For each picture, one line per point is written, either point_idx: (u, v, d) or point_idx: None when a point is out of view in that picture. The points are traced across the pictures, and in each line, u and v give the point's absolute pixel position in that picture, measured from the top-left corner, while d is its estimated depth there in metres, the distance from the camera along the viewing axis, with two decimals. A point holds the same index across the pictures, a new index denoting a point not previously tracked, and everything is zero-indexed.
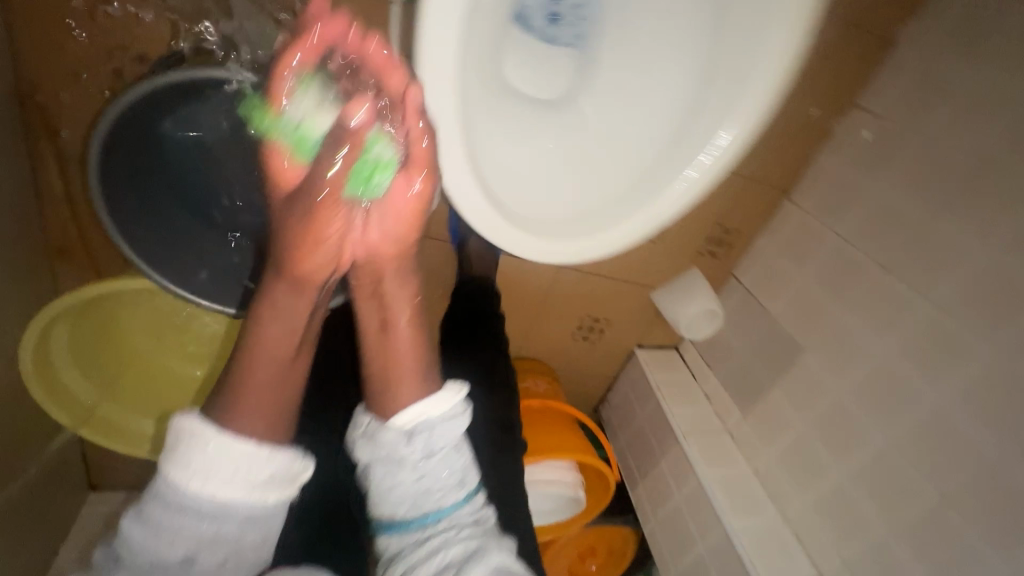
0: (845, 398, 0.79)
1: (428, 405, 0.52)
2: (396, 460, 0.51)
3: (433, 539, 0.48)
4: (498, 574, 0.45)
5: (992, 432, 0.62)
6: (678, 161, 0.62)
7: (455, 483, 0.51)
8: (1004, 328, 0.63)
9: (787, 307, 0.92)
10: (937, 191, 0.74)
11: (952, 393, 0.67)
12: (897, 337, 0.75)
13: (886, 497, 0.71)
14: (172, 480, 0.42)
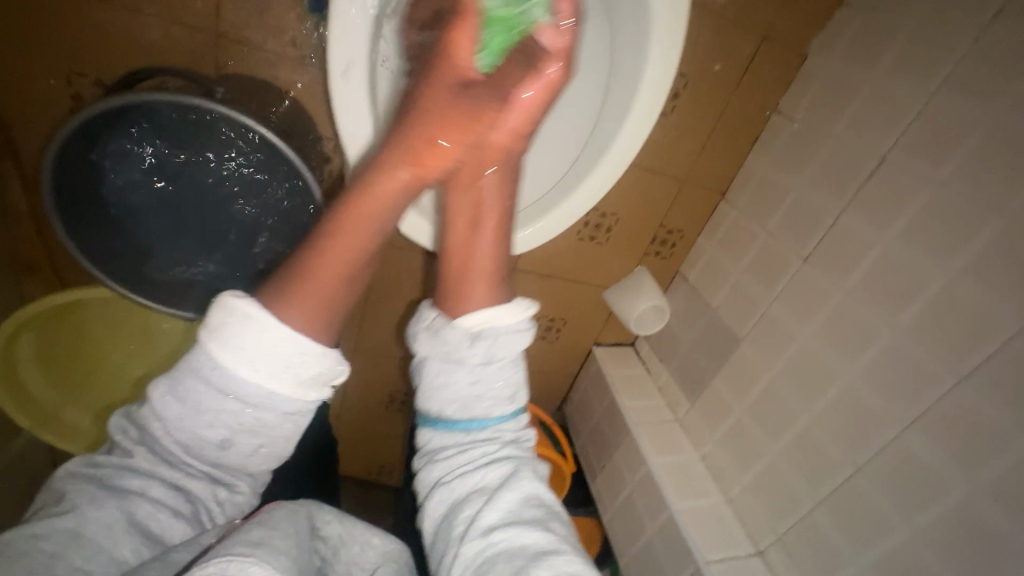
0: (775, 383, 0.87)
1: (495, 318, 0.58)
2: (458, 365, 0.58)
3: (477, 449, 0.58)
4: (525, 499, 0.54)
5: (891, 406, 0.70)
6: (591, 154, 0.74)
7: (502, 397, 0.59)
8: (900, 312, 0.71)
9: (724, 303, 1.01)
10: (847, 187, 0.81)
11: (859, 372, 0.75)
12: (816, 326, 0.82)
13: (809, 470, 0.79)
14: (217, 360, 0.46)
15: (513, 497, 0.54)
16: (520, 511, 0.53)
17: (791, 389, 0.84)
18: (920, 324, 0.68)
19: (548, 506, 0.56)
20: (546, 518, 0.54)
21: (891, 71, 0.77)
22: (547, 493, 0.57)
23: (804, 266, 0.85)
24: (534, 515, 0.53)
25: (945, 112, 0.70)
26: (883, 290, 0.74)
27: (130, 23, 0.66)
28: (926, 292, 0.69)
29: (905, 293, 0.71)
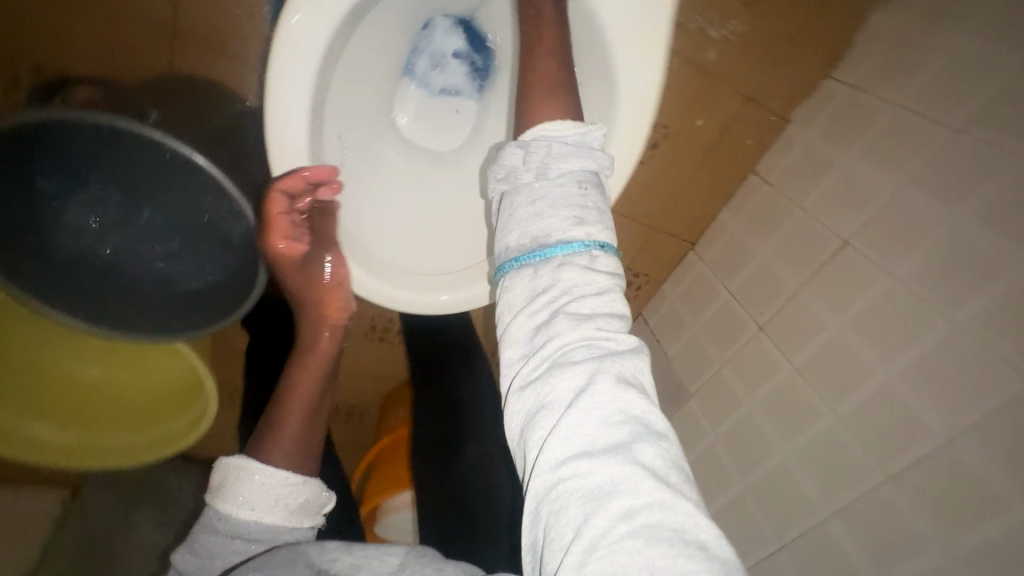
0: (716, 444, 0.88)
1: (549, 127, 0.47)
2: (523, 185, 0.46)
3: (553, 337, 0.41)
4: (607, 417, 0.38)
5: (819, 489, 0.71)
6: None
7: (572, 220, 0.43)
8: (840, 398, 0.71)
9: (679, 354, 1.01)
10: (808, 264, 0.81)
11: (797, 451, 0.75)
12: (762, 396, 0.82)
13: (736, 537, 0.80)
14: (223, 510, 0.54)
15: (595, 412, 0.38)
16: (601, 436, 0.38)
17: (731, 455, 0.85)
18: (860, 414, 0.69)
19: (643, 417, 0.39)
20: (637, 444, 0.37)
21: (866, 155, 0.77)
22: (643, 406, 0.40)
23: (759, 333, 0.86)
24: (620, 439, 0.37)
25: (910, 208, 0.70)
26: (829, 372, 0.74)
27: (86, 12, 0.62)
28: (869, 383, 0.69)
29: (850, 381, 0.71)
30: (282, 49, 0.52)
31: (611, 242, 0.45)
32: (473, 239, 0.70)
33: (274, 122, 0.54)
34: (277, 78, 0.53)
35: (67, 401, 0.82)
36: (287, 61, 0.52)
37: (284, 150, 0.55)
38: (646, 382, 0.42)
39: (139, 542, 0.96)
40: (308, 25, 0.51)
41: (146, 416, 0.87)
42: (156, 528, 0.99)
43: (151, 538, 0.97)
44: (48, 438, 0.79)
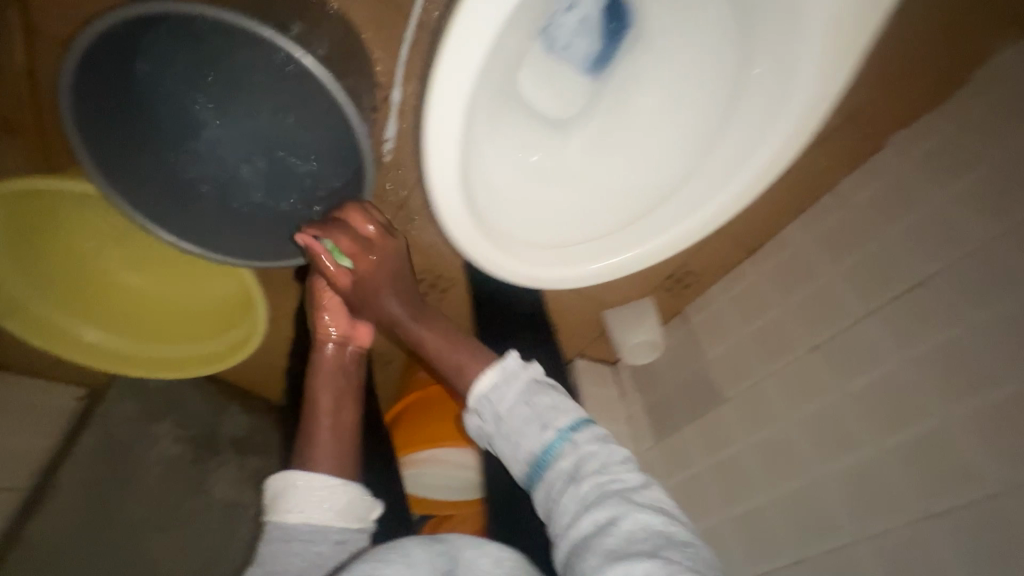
0: (745, 453, 0.88)
1: (480, 383, 0.62)
2: (495, 421, 0.59)
3: (569, 499, 0.52)
4: (631, 539, 0.48)
5: (852, 513, 0.72)
6: (672, 211, 0.62)
7: (540, 431, 0.57)
8: (890, 430, 0.72)
9: (717, 359, 1.00)
10: (877, 293, 0.80)
11: (833, 473, 0.76)
12: (802, 416, 0.82)
13: (752, 545, 0.82)
14: (282, 515, 0.63)
15: (622, 538, 0.48)
16: (629, 548, 0.47)
17: (760, 466, 0.85)
18: (906, 453, 0.69)
19: (663, 530, 0.49)
20: (661, 550, 0.47)
21: (964, 193, 0.75)
22: (661, 518, 0.50)
23: (808, 354, 0.86)
24: (646, 549, 0.47)
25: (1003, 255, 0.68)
26: (879, 406, 0.74)
27: None
28: (919, 425, 0.69)
29: (902, 418, 0.71)
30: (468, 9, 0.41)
31: (577, 418, 0.58)
32: (575, 218, 0.65)
33: (437, 103, 0.44)
34: (450, 48, 0.42)
35: (112, 306, 0.82)
36: (473, 30, 0.41)
37: (447, 137, 0.46)
38: (659, 499, 0.53)
39: (160, 452, 0.97)
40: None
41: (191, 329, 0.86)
42: (176, 441, 0.99)
43: (170, 450, 0.98)
44: (96, 339, 0.80)
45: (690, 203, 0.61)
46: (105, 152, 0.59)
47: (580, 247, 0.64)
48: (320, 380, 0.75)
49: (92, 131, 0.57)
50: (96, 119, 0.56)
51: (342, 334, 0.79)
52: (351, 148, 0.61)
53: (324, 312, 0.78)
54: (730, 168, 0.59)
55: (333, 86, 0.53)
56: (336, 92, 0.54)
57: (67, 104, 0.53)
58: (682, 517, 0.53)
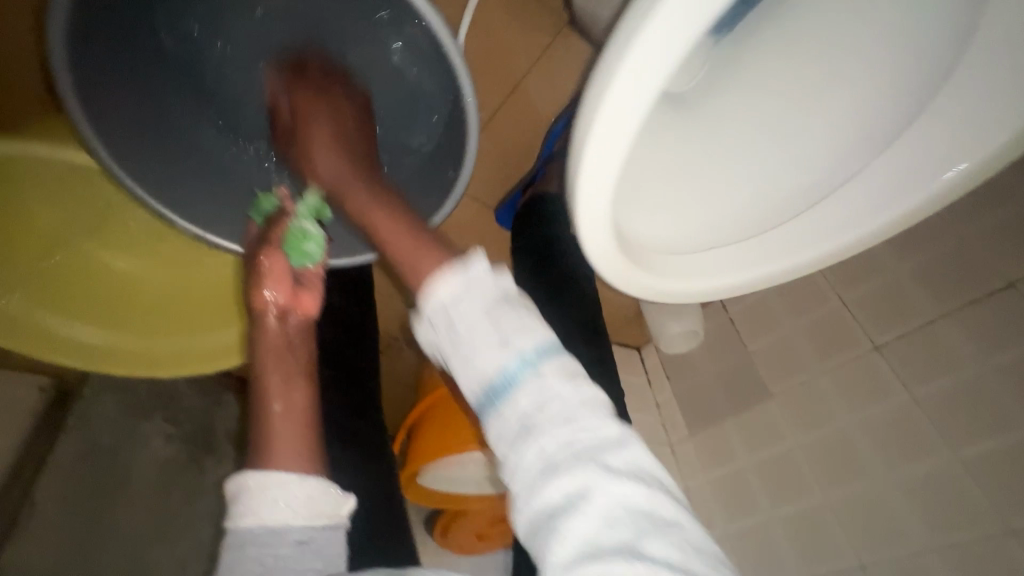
0: (797, 452, 0.85)
1: (435, 289, 0.43)
2: (442, 331, 0.43)
3: (530, 456, 0.39)
4: (608, 522, 0.36)
5: (922, 521, 0.70)
6: (809, 231, 0.58)
7: (498, 352, 0.41)
8: (969, 441, 0.69)
9: (763, 351, 0.96)
10: (956, 294, 0.75)
11: (899, 478, 0.74)
12: (867, 416, 0.79)
13: (805, 545, 0.80)
14: (234, 528, 0.45)
15: (602, 522, 0.36)
16: (605, 540, 0.36)
17: (814, 465, 0.83)
18: (986, 465, 0.67)
19: (646, 509, 0.37)
20: (647, 540, 0.35)
21: None
22: (643, 491, 0.38)
23: (872, 352, 0.82)
24: (626, 541, 0.35)
25: None
26: (958, 413, 0.71)
27: None
28: (1004, 436, 0.66)
29: (985, 426, 0.68)
30: (661, 12, 0.37)
31: (548, 341, 0.42)
32: (704, 228, 0.62)
33: (605, 115, 0.40)
34: (626, 51, 0.39)
35: (105, 303, 0.72)
36: (663, 36, 0.37)
37: (601, 149, 0.42)
38: (644, 462, 0.40)
39: (151, 455, 0.85)
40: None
41: (194, 320, 0.76)
42: (168, 441, 0.88)
43: (162, 451, 0.86)
44: (86, 338, 0.69)
45: (846, 204, 0.57)
46: (109, 132, 0.57)
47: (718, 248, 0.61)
48: (268, 353, 0.54)
49: (88, 101, 0.54)
50: (94, 92, 0.54)
51: (283, 305, 0.56)
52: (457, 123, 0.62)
53: (267, 277, 0.56)
54: (891, 184, 0.55)
55: (447, 43, 0.54)
56: (447, 46, 0.54)
57: (61, 72, 0.50)
58: (671, 479, 0.41)
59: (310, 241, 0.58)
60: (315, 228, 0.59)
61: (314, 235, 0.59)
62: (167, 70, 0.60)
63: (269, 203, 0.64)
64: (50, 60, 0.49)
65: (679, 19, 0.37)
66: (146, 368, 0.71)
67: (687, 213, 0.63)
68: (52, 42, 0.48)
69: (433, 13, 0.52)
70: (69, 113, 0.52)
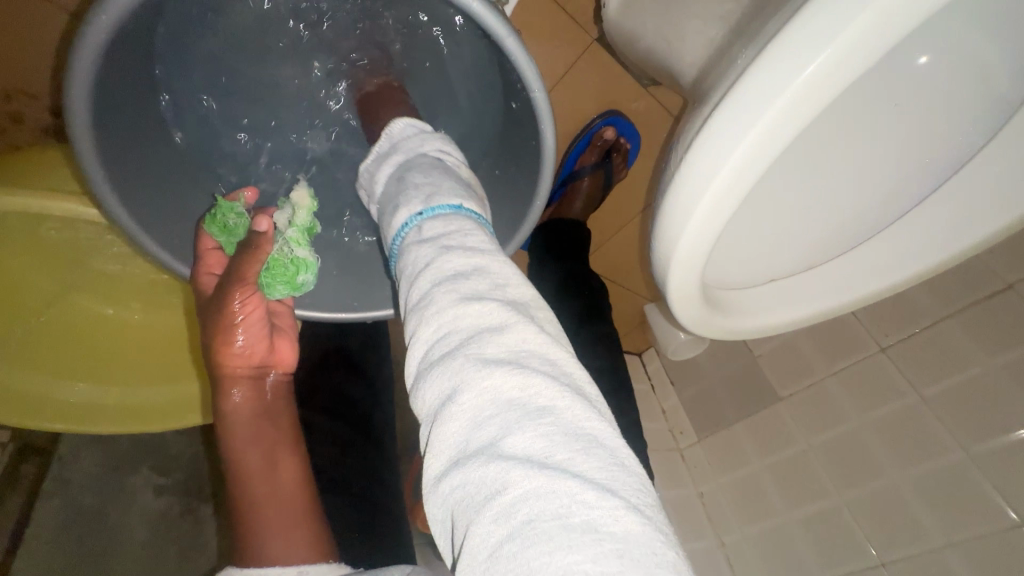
0: (810, 454, 0.87)
1: (368, 158, 0.47)
2: (372, 200, 0.45)
3: (407, 335, 0.35)
4: (473, 409, 0.30)
5: (937, 517, 0.71)
6: (889, 247, 0.49)
7: (393, 215, 0.40)
8: (978, 439, 0.69)
9: (769, 355, 0.97)
10: (956, 293, 0.74)
11: (912, 476, 0.75)
12: (879, 417, 0.79)
13: (823, 544, 0.82)
14: None
15: (464, 417, 0.30)
16: (470, 441, 0.29)
17: (828, 467, 0.84)
18: (995, 462, 0.67)
19: (517, 402, 0.29)
20: (507, 437, 0.28)
21: None
22: (515, 380, 0.30)
23: (879, 354, 0.82)
24: (487, 440, 0.28)
25: None
26: (966, 411, 0.71)
27: None
28: (1015, 434, 0.66)
29: (995, 425, 0.68)
30: (793, 83, 0.30)
31: (436, 204, 0.38)
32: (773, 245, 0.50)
33: (721, 172, 0.32)
34: (746, 128, 0.31)
35: (113, 356, 0.66)
36: (790, 107, 0.30)
37: (705, 225, 0.34)
38: (535, 348, 0.32)
39: (141, 512, 0.78)
40: (845, 46, 0.29)
41: (184, 364, 0.68)
42: (159, 494, 0.79)
43: (153, 505, 0.78)
44: (80, 397, 0.63)
45: (911, 237, 0.48)
46: (123, 178, 0.44)
47: (772, 282, 0.50)
48: (245, 438, 0.51)
49: (109, 147, 0.42)
50: (111, 133, 0.42)
51: (258, 365, 0.54)
52: (527, 165, 0.49)
53: (237, 325, 0.51)
54: (983, 196, 0.46)
55: (542, 102, 0.41)
56: (540, 103, 0.42)
57: (78, 112, 0.38)
58: (577, 379, 0.32)
59: (302, 272, 0.49)
60: (307, 252, 0.49)
61: (307, 261, 0.49)
62: (191, 92, 0.48)
63: (235, 217, 0.49)
64: (66, 99, 0.37)
65: (839, 55, 0.29)
66: (146, 424, 0.64)
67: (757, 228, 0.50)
68: (74, 77, 0.36)
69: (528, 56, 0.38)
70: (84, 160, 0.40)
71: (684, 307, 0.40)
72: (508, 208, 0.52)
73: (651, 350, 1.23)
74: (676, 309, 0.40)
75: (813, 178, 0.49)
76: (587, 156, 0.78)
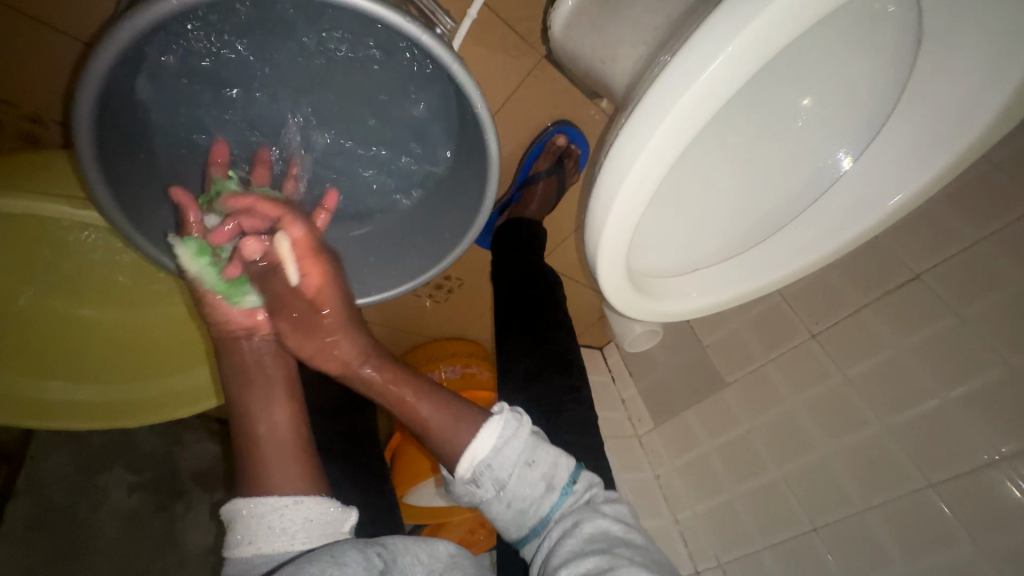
0: (753, 433, 0.94)
1: (475, 447, 0.49)
2: (484, 491, 0.49)
3: (545, 524, 0.49)
4: (595, 538, 0.46)
5: (861, 483, 0.80)
6: (796, 238, 0.56)
7: (541, 493, 0.50)
8: (894, 412, 0.78)
9: (716, 345, 1.05)
10: (872, 285, 0.83)
11: (839, 448, 0.83)
12: (809, 397, 0.88)
13: (765, 517, 0.89)
14: (234, 549, 0.44)
15: (583, 539, 0.46)
16: (587, 548, 0.45)
17: (768, 445, 0.92)
18: (907, 432, 0.76)
19: (622, 537, 0.47)
20: (614, 547, 0.45)
21: (975, 178, 0.74)
22: (620, 527, 0.48)
23: (809, 341, 0.90)
24: (601, 547, 0.45)
25: (988, 259, 0.71)
26: (884, 388, 0.79)
27: None
28: (925, 406, 0.75)
29: (908, 400, 0.77)
30: (684, 94, 0.36)
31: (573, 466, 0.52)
32: (692, 240, 0.58)
33: (631, 175, 0.39)
34: (647, 139, 0.38)
35: (90, 358, 0.68)
36: (683, 114, 0.37)
37: (621, 222, 0.41)
38: (627, 519, 0.51)
39: (113, 510, 0.80)
40: (719, 77, 0.36)
41: (149, 361, 0.71)
42: (132, 491, 0.83)
43: (126, 503, 0.82)
44: (62, 395, 0.66)
45: (808, 230, 0.56)
46: (123, 192, 0.48)
47: (695, 272, 0.57)
48: (239, 388, 0.54)
49: (109, 159, 0.46)
50: (114, 157, 0.46)
51: (247, 327, 0.56)
52: (475, 171, 0.54)
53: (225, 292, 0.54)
54: (862, 196, 0.55)
55: (486, 117, 0.47)
56: (483, 118, 0.48)
57: (84, 138, 0.42)
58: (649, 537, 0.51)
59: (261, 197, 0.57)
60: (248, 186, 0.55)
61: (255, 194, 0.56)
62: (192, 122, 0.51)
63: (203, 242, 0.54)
64: (73, 124, 0.41)
65: (716, 86, 0.36)
66: (119, 419, 0.68)
67: (679, 228, 0.57)
68: (79, 115, 0.40)
69: (473, 82, 0.44)
70: (86, 171, 0.44)
71: (614, 291, 0.46)
72: (465, 206, 0.58)
73: (611, 344, 1.30)
74: (611, 295, 0.47)
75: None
76: (542, 161, 0.84)
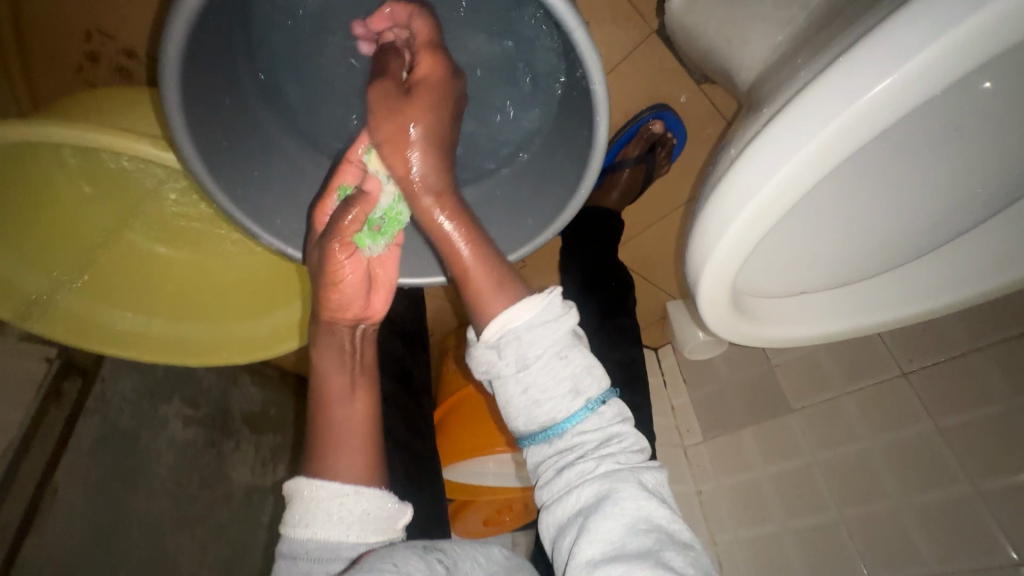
0: (814, 468, 0.86)
1: (513, 314, 0.41)
2: (506, 368, 0.41)
3: (572, 467, 0.40)
4: (634, 526, 0.37)
5: (934, 547, 0.70)
6: (922, 280, 0.50)
7: (566, 393, 0.41)
8: (991, 477, 0.67)
9: (786, 366, 0.96)
10: (991, 328, 0.71)
11: (914, 504, 0.73)
12: (886, 442, 0.78)
13: (814, 558, 0.83)
14: (292, 530, 0.43)
15: (619, 521, 0.37)
16: (629, 544, 0.36)
17: (829, 484, 0.84)
18: (1002, 502, 0.65)
19: (667, 527, 0.38)
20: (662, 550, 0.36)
21: None
22: (665, 513, 0.39)
23: (899, 379, 0.79)
24: (644, 545, 0.36)
25: None
26: (983, 448, 0.68)
27: None
28: None
29: (1010, 464, 0.65)
30: (834, 118, 0.31)
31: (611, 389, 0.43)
32: (812, 262, 0.50)
33: (770, 184, 0.33)
34: (798, 142, 0.32)
35: (158, 295, 0.70)
36: (831, 141, 0.31)
37: (742, 236, 0.35)
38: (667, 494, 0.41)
39: (170, 439, 0.85)
40: (908, 76, 0.29)
41: (214, 307, 0.72)
42: (187, 425, 0.88)
43: (181, 434, 0.86)
44: (131, 324, 0.68)
45: (944, 266, 0.50)
46: (199, 131, 0.47)
47: (801, 297, 0.51)
48: (330, 367, 0.50)
49: (192, 103, 0.45)
50: (195, 93, 0.45)
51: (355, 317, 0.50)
52: (575, 153, 0.51)
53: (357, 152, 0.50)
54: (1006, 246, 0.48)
55: (600, 94, 0.43)
56: (597, 94, 0.43)
57: (171, 63, 0.41)
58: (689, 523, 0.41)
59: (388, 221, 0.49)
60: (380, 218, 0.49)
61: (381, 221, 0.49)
62: None
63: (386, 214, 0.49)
64: (162, 45, 0.39)
65: (900, 85, 0.29)
66: (179, 356, 0.68)
67: (802, 247, 0.49)
68: (168, 40, 0.39)
69: (595, 54, 0.40)
70: (166, 109, 0.43)
71: (713, 309, 0.42)
72: (553, 189, 0.54)
73: (669, 346, 1.23)
74: (708, 313, 0.42)
75: (869, 207, 0.48)
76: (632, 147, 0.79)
